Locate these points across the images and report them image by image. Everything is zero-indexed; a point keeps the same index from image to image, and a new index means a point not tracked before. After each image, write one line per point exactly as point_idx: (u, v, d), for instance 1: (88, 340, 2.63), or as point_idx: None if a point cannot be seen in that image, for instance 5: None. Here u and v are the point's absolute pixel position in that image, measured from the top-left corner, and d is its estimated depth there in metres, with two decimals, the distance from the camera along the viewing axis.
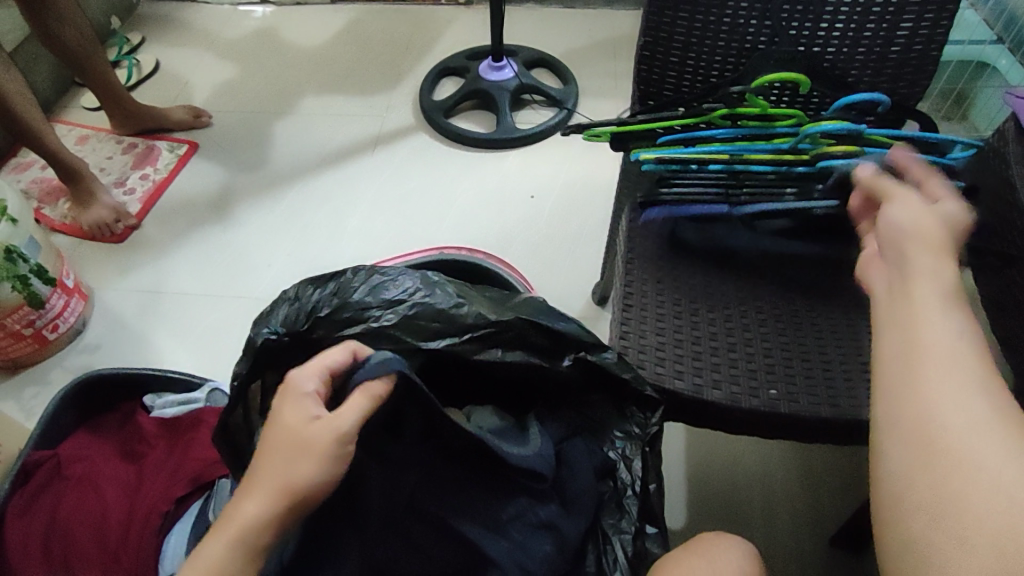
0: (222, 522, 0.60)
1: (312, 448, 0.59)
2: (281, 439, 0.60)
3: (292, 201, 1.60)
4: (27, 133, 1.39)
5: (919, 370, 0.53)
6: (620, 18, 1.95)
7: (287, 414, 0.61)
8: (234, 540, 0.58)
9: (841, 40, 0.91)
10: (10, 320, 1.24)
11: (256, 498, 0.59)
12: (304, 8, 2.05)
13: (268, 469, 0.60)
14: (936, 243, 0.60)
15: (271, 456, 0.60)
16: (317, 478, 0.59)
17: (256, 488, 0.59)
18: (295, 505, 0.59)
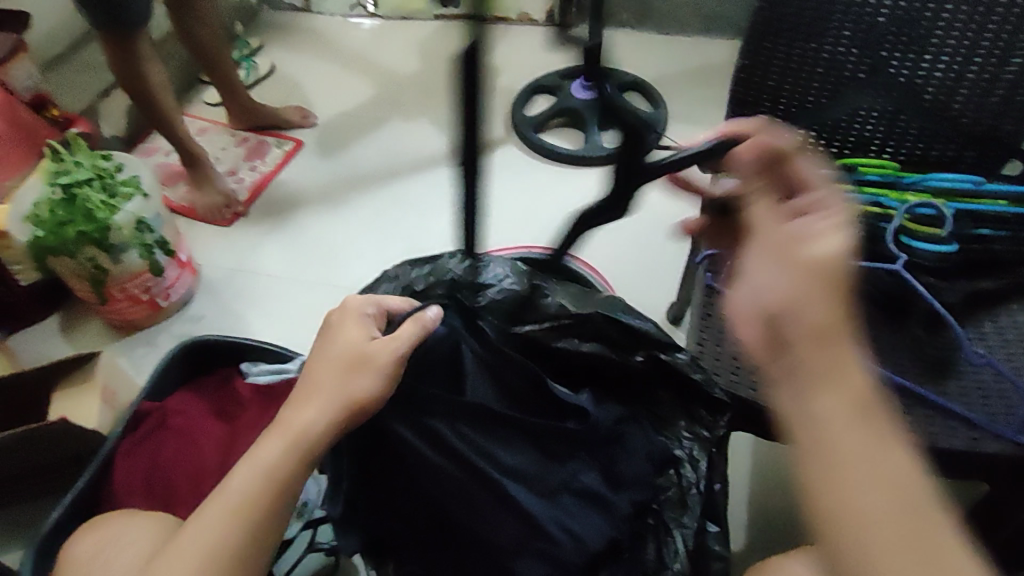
0: (279, 422, 0.72)
1: (368, 365, 0.71)
2: (344, 353, 0.73)
3: (384, 201, 1.70)
4: (162, 119, 1.55)
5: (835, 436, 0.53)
6: (715, 47, 1.98)
7: (350, 332, 0.74)
8: (290, 445, 0.70)
9: (945, 73, 0.92)
10: (133, 284, 1.38)
11: (318, 406, 0.71)
12: (410, 23, 2.18)
13: (328, 380, 0.72)
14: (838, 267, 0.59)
15: (331, 369, 0.72)
16: (372, 392, 0.70)
17: (318, 399, 0.71)
18: (352, 413, 0.71)
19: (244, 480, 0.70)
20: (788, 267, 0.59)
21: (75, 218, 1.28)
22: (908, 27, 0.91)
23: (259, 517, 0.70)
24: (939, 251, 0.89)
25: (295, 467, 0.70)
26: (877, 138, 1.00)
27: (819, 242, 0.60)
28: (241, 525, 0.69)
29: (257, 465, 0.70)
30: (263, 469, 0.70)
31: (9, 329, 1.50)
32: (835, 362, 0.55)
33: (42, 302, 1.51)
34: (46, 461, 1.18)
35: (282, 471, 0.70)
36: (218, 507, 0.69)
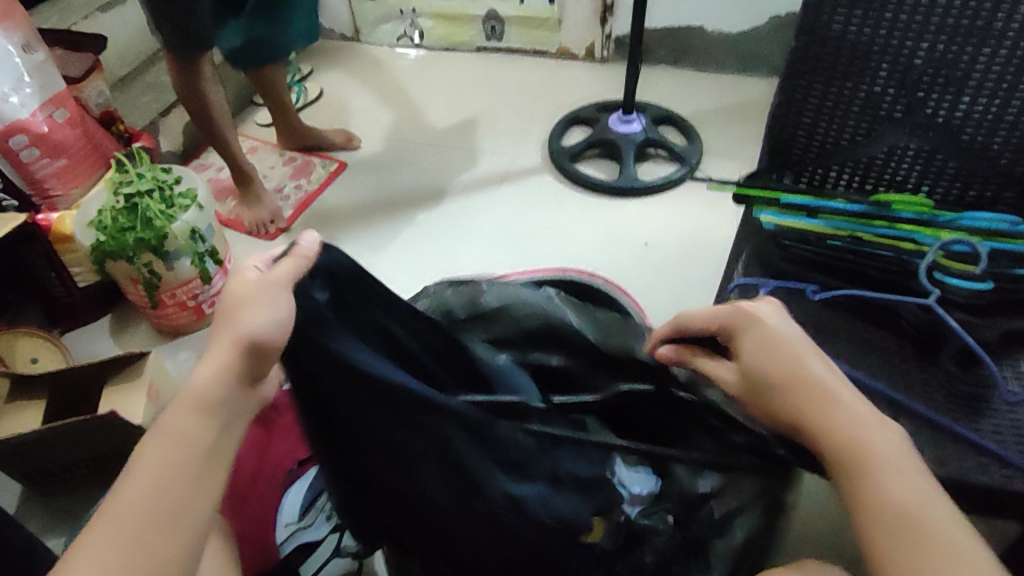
0: (183, 390, 0.62)
1: (250, 300, 0.61)
2: (230, 298, 0.63)
3: (422, 221, 1.75)
4: (216, 135, 1.63)
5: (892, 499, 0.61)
6: (752, 86, 2.02)
7: (234, 277, 0.64)
8: (204, 406, 0.61)
9: (982, 115, 0.94)
10: (181, 291, 1.45)
11: (216, 359, 0.62)
12: (452, 54, 2.26)
13: (222, 327, 0.63)
14: (791, 360, 0.68)
15: (227, 327, 0.62)
16: (260, 327, 0.60)
17: (212, 349, 0.62)
18: (246, 353, 0.61)
19: (152, 452, 0.61)
20: (755, 387, 0.69)
21: (135, 225, 1.35)
22: (947, 68, 0.92)
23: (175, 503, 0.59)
24: (973, 288, 0.89)
25: (202, 423, 0.61)
26: (913, 175, 1.02)
27: (753, 348, 0.69)
28: (150, 511, 0.58)
29: (168, 434, 0.61)
30: (172, 440, 0.61)
31: (64, 326, 1.58)
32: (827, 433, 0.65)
33: (97, 303, 1.60)
34: (92, 452, 1.27)
35: (196, 440, 0.61)
36: (127, 494, 0.59)
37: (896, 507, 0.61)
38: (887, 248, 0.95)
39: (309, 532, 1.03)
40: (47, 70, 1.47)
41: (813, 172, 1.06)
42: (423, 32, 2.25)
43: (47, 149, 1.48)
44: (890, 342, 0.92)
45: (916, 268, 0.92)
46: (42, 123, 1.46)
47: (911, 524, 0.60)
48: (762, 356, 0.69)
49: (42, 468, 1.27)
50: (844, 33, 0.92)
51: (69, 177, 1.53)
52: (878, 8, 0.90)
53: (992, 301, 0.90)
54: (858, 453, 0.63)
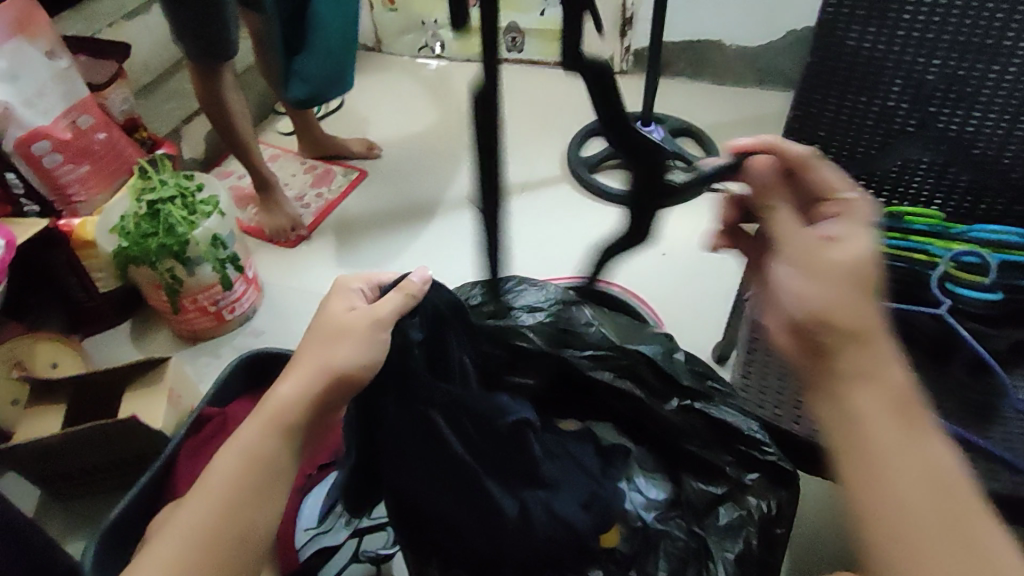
0: (262, 408, 0.69)
1: (347, 333, 0.69)
2: (323, 325, 0.71)
3: (441, 229, 1.78)
4: (239, 143, 1.67)
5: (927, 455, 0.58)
6: (769, 98, 2.04)
7: (334, 303, 0.73)
8: (276, 427, 0.68)
9: (993, 131, 0.95)
10: (203, 296, 1.49)
11: (299, 382, 0.69)
12: (472, 65, 2.30)
13: (310, 354, 0.70)
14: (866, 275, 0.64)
15: (317, 350, 0.70)
16: (352, 360, 0.68)
17: (296, 371, 0.70)
18: (331, 382, 0.69)
19: (226, 461, 0.68)
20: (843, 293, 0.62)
21: (157, 231, 1.39)
22: (959, 84, 0.94)
23: (243, 515, 0.66)
24: (986, 299, 0.90)
25: (278, 442, 0.68)
26: (925, 189, 1.03)
27: (843, 249, 0.66)
28: (218, 518, 0.65)
29: (244, 448, 0.68)
30: (247, 454, 0.68)
31: (86, 332, 1.63)
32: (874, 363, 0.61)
33: (118, 309, 1.65)
34: (112, 456, 1.31)
35: (270, 457, 0.68)
36: (202, 499, 0.66)
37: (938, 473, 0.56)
38: (899, 258, 0.95)
39: (330, 536, 1.05)
40: (70, 78, 1.52)
41: None
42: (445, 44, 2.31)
43: (71, 155, 1.52)
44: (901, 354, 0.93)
45: (930, 278, 0.93)
46: (65, 130, 1.51)
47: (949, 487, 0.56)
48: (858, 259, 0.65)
49: (63, 471, 1.31)
50: (857, 50, 0.95)
51: (92, 183, 1.58)
52: (891, 25, 0.93)
53: (1004, 312, 0.91)
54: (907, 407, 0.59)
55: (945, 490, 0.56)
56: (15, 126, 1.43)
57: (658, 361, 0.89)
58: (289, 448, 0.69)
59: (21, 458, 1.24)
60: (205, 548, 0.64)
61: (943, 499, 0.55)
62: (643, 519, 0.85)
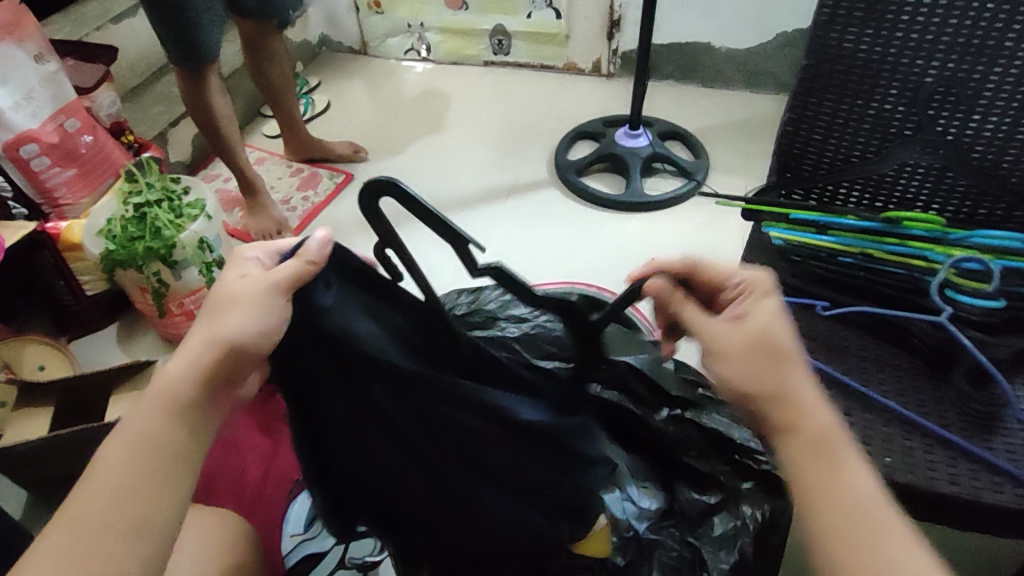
0: (153, 386, 0.61)
1: (234, 301, 0.60)
2: (213, 296, 0.62)
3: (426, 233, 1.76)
4: (224, 147, 1.64)
5: (852, 496, 0.56)
6: (759, 102, 2.03)
7: (227, 273, 0.63)
8: (173, 407, 0.60)
9: (992, 135, 0.94)
10: (190, 301, 1.46)
11: (189, 356, 0.61)
12: (460, 68, 2.28)
13: (201, 327, 0.62)
14: (774, 356, 0.59)
15: (205, 323, 0.61)
16: (245, 330, 0.59)
17: (187, 348, 0.61)
18: (225, 354, 0.60)
19: (115, 449, 0.59)
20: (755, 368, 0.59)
21: (144, 235, 1.36)
22: (957, 87, 0.92)
23: (138, 508, 0.57)
24: (986, 306, 0.88)
25: (168, 425, 0.60)
26: (923, 194, 1.01)
27: (750, 326, 0.61)
28: (106, 513, 0.57)
29: (136, 430, 0.59)
30: (136, 437, 0.59)
31: (74, 334, 1.59)
32: (800, 408, 0.59)
33: (104, 311, 1.60)
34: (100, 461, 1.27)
35: (162, 441, 0.59)
36: (86, 495, 0.57)
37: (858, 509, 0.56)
38: (899, 266, 0.95)
39: (315, 543, 1.01)
40: (58, 81, 1.48)
41: (824, 189, 1.06)
42: (431, 46, 2.28)
43: (58, 158, 1.48)
44: (901, 360, 0.91)
45: (928, 285, 0.92)
46: (52, 133, 1.47)
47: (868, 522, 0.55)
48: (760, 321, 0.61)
49: (50, 475, 1.27)
50: (854, 52, 0.94)
51: (80, 185, 1.54)
52: (888, 27, 0.92)
53: (1004, 318, 0.89)
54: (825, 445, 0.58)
55: (863, 524, 0.55)
56: (2, 128, 1.40)
57: (647, 372, 0.88)
58: (186, 432, 0.61)
59: (4, 465, 1.20)
60: (91, 550, 0.55)
61: (861, 529, 0.55)
62: (635, 529, 0.80)
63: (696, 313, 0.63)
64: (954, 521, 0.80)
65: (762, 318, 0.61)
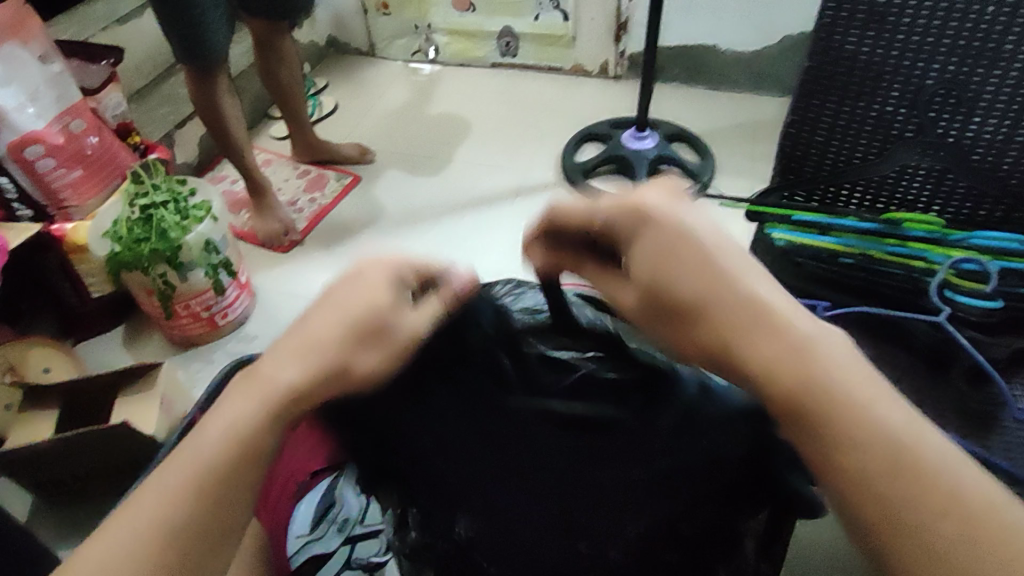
0: (258, 373, 0.52)
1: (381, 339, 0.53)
2: (349, 300, 0.52)
3: (433, 233, 1.77)
4: (232, 149, 1.66)
5: (859, 430, 0.43)
6: (765, 104, 2.04)
7: (371, 286, 0.53)
8: (275, 413, 0.51)
9: (991, 138, 0.94)
10: (195, 301, 1.48)
11: (309, 367, 0.51)
12: (467, 69, 2.30)
13: (318, 330, 0.52)
14: (715, 291, 0.47)
15: (335, 322, 0.52)
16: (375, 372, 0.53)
17: (310, 359, 0.51)
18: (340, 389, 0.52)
19: (194, 454, 0.50)
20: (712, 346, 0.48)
21: (150, 236, 1.38)
22: (958, 90, 0.93)
23: (212, 514, 0.49)
24: (983, 307, 0.89)
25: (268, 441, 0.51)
26: (924, 195, 1.03)
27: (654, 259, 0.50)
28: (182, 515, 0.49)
29: (225, 426, 0.50)
30: (234, 435, 0.50)
31: (78, 336, 1.62)
32: (773, 343, 0.46)
33: (111, 316, 1.63)
34: (104, 463, 1.28)
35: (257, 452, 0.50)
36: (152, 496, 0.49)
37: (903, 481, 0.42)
38: (899, 266, 0.95)
39: (321, 544, 1.05)
40: (63, 81, 1.50)
41: (826, 191, 1.07)
42: (438, 48, 2.29)
43: (63, 160, 1.50)
44: (902, 361, 0.92)
45: (927, 286, 0.93)
46: (58, 134, 1.48)
47: (924, 493, 0.42)
48: (675, 275, 0.49)
49: (56, 478, 1.28)
50: (856, 54, 0.95)
51: (85, 187, 1.56)
52: (890, 30, 0.92)
53: (1004, 320, 0.90)
54: (832, 402, 0.44)
55: (921, 499, 0.42)
56: (8, 130, 1.42)
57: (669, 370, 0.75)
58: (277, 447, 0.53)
59: (11, 465, 1.21)
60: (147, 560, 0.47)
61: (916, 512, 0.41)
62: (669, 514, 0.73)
63: (619, 280, 0.57)
64: None
65: (662, 254, 0.50)
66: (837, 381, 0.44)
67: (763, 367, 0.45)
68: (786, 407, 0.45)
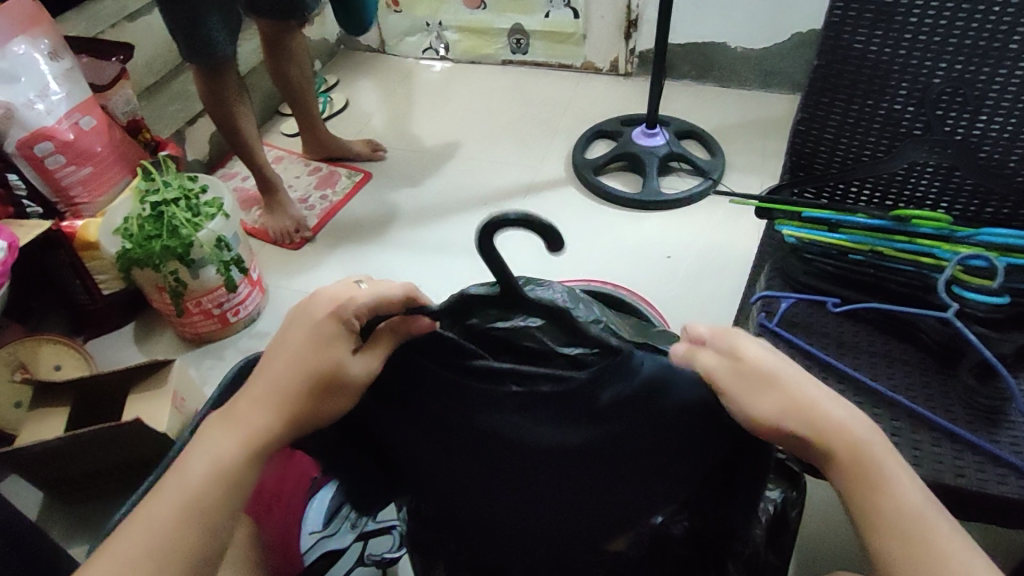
0: (234, 414, 0.58)
1: (340, 386, 0.56)
2: (302, 358, 0.57)
3: (443, 230, 1.79)
4: (242, 146, 1.68)
5: (891, 494, 0.56)
6: (775, 101, 2.04)
7: (318, 348, 0.56)
8: (255, 451, 0.57)
9: (998, 136, 0.95)
10: (207, 298, 1.50)
11: (274, 408, 0.57)
12: (477, 67, 2.31)
13: (280, 381, 0.57)
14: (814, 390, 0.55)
15: (294, 376, 0.57)
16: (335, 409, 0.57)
17: (272, 402, 0.57)
18: (304, 421, 0.57)
19: (187, 478, 0.58)
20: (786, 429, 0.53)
21: (161, 233, 1.40)
22: (965, 88, 0.94)
23: (203, 524, 0.58)
24: (991, 302, 0.89)
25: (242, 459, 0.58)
26: (932, 193, 1.03)
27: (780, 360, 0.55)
28: (184, 530, 0.57)
29: (207, 455, 0.58)
30: (217, 464, 0.58)
31: (90, 334, 1.64)
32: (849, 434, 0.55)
33: (120, 313, 1.66)
34: (116, 460, 1.31)
35: (237, 479, 0.58)
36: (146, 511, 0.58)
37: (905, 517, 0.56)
38: (910, 262, 0.96)
39: (336, 539, 1.10)
40: (73, 78, 1.53)
41: (835, 188, 1.08)
42: (449, 45, 2.31)
43: (72, 157, 1.52)
44: (908, 358, 0.93)
45: (936, 283, 0.93)
46: (67, 131, 1.50)
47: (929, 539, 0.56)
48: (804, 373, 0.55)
49: (68, 474, 1.31)
50: (864, 53, 0.96)
51: (96, 184, 1.58)
52: (897, 28, 0.93)
53: (1012, 317, 0.90)
54: (876, 472, 0.56)
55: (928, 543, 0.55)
56: (19, 127, 1.44)
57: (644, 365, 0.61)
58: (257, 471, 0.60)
59: (25, 461, 1.24)
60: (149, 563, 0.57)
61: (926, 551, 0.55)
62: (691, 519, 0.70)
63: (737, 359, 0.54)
64: (963, 514, 0.82)
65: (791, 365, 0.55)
66: (878, 459, 0.56)
67: (840, 444, 0.54)
68: (850, 474, 0.55)
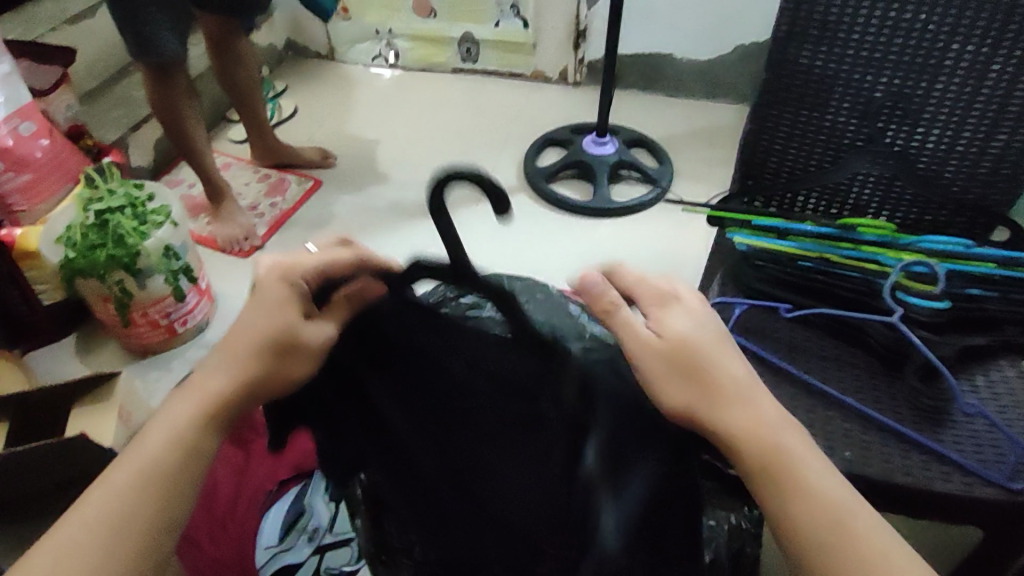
0: (189, 382, 0.57)
1: (302, 351, 0.57)
2: (265, 306, 0.56)
3: (396, 239, 1.76)
4: (190, 151, 1.62)
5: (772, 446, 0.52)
6: (722, 112, 2.10)
7: (277, 303, 0.57)
8: (211, 412, 0.56)
9: (934, 149, 1.00)
10: (154, 309, 1.44)
11: (231, 369, 0.56)
12: (427, 74, 2.29)
13: (235, 343, 0.57)
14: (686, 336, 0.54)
15: (245, 339, 0.56)
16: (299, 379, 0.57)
17: (225, 360, 0.57)
18: (261, 387, 0.57)
19: (146, 451, 0.55)
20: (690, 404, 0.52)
21: (105, 242, 1.34)
22: (903, 102, 0.98)
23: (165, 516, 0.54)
24: (933, 307, 0.94)
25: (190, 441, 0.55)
26: (875, 201, 1.07)
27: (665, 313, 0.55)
28: (135, 508, 0.53)
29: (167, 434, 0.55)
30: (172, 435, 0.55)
31: (27, 346, 1.55)
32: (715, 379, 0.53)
33: (60, 323, 1.57)
34: (56, 479, 1.23)
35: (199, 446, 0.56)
36: (86, 508, 0.53)
37: (825, 501, 0.51)
38: (856, 269, 1.01)
39: (291, 553, 1.05)
40: (11, 83, 1.44)
41: (784, 197, 1.11)
42: (399, 52, 2.29)
43: (10, 163, 1.43)
44: (859, 361, 0.96)
45: (880, 288, 0.97)
46: (4, 136, 1.42)
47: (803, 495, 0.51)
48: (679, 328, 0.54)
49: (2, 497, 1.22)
50: (810, 68, 0.99)
51: (33, 193, 1.49)
52: (841, 44, 0.97)
53: (951, 319, 0.94)
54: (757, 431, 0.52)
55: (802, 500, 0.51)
56: None
57: None
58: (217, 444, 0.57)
59: None
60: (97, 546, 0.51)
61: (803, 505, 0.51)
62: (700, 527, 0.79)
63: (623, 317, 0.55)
64: (911, 511, 0.85)
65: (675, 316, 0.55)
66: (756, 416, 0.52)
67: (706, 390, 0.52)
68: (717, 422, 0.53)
